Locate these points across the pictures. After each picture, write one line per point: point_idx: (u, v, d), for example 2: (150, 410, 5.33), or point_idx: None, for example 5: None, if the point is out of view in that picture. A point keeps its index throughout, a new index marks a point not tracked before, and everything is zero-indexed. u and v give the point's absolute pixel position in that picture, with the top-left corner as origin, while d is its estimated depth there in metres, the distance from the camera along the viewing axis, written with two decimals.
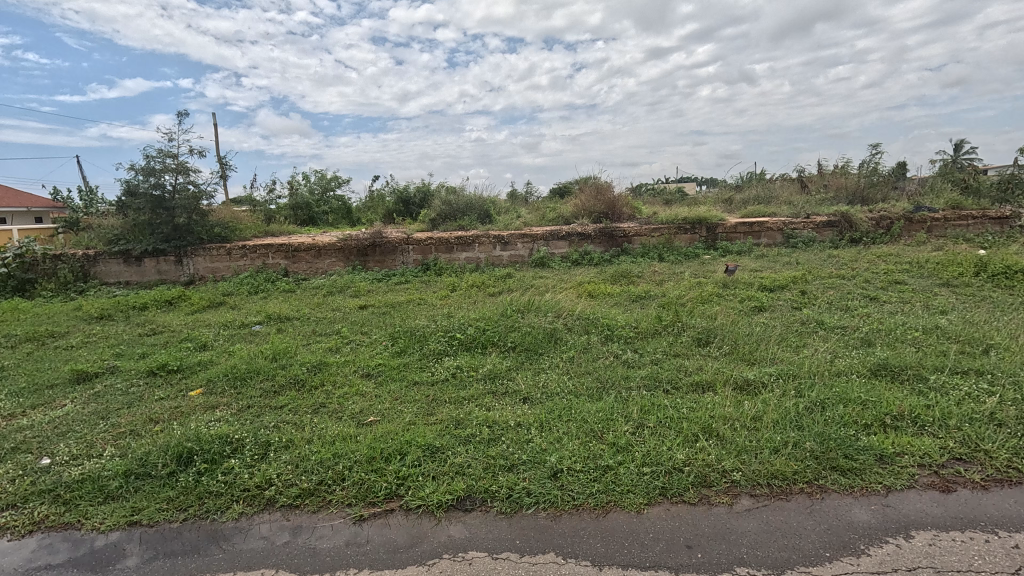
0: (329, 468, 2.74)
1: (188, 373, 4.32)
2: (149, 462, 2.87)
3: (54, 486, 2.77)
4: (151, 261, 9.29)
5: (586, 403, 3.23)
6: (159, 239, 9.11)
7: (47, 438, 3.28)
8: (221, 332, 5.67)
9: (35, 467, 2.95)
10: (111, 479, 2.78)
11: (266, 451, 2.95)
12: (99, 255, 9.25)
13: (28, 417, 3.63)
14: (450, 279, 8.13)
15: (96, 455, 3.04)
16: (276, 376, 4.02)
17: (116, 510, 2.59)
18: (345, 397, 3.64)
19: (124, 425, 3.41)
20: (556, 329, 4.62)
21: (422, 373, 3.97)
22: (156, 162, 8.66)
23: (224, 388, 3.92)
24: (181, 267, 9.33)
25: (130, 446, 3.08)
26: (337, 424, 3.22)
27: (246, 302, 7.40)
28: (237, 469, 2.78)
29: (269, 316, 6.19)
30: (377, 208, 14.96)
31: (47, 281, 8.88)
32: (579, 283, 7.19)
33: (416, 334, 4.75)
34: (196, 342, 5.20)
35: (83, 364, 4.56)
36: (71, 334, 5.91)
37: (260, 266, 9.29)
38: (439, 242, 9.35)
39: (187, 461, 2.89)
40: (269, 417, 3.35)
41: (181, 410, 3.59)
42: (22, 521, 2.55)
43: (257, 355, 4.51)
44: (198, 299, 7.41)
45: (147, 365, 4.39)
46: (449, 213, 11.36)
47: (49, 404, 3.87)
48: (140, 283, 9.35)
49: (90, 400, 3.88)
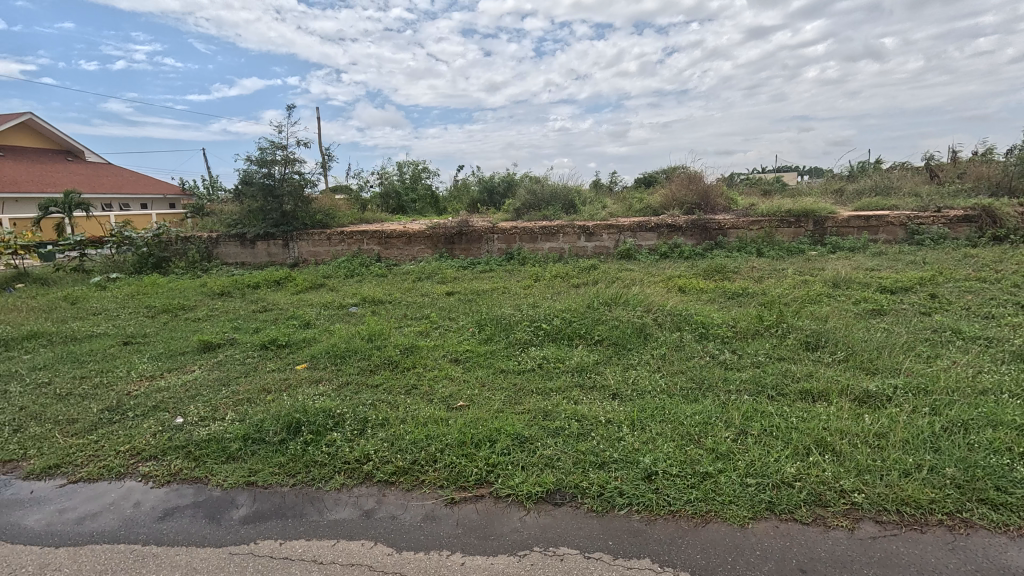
0: (422, 449, 2.83)
1: (294, 348, 4.69)
2: (263, 428, 3.14)
3: (186, 443, 3.11)
4: (263, 244, 10.20)
5: (681, 404, 3.06)
6: (271, 224, 9.97)
7: (180, 399, 3.71)
8: (322, 311, 6.09)
9: (172, 424, 3.35)
10: (232, 441, 3.08)
11: (364, 426, 3.12)
12: (221, 238, 10.34)
13: (166, 379, 4.14)
14: (534, 268, 8.13)
15: (219, 418, 3.38)
16: (372, 356, 4.25)
17: (234, 471, 2.84)
18: (435, 379, 3.76)
19: (242, 392, 3.76)
20: (647, 324, 4.44)
21: (509, 361, 3.99)
22: (268, 154, 9.53)
23: (326, 364, 4.20)
24: (288, 251, 10.15)
25: (248, 413, 3.39)
26: (428, 406, 3.33)
27: (344, 284, 7.90)
28: (338, 442, 2.96)
29: (365, 299, 6.54)
30: (462, 197, 15.36)
31: (179, 260, 10.09)
32: (669, 277, 6.86)
33: (502, 322, 4.79)
34: (302, 320, 5.64)
35: (209, 335, 5.12)
36: (199, 308, 6.64)
37: (356, 251, 9.84)
38: (524, 231, 9.36)
39: (295, 430, 3.12)
40: (366, 395, 3.54)
41: (289, 382, 3.90)
42: (162, 472, 2.89)
43: (355, 335, 4.78)
44: (302, 280, 8.01)
45: (260, 339, 4.83)
46: (533, 202, 11.36)
47: (181, 368, 4.39)
48: (254, 264, 10.31)
49: (213, 367, 4.34)
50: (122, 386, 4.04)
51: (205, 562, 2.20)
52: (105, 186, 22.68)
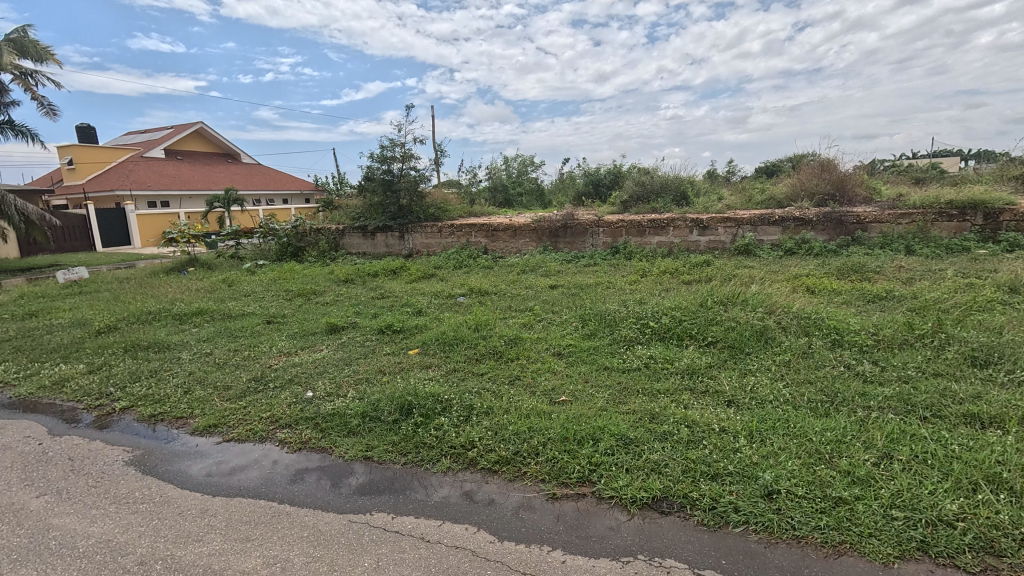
0: (524, 440, 2.85)
1: (407, 334, 5.00)
2: (380, 408, 3.38)
3: (315, 415, 3.46)
4: (382, 236, 10.99)
5: (808, 418, 2.75)
6: (389, 217, 10.73)
7: (311, 374, 4.13)
8: (432, 300, 6.42)
9: (304, 397, 3.74)
10: (353, 417, 3.35)
11: (469, 413, 3.22)
12: (346, 230, 11.33)
13: (300, 355, 4.64)
14: (641, 263, 7.84)
15: (342, 394, 3.71)
16: (478, 345, 4.37)
17: (354, 445, 3.09)
18: (538, 372, 3.77)
19: (362, 372, 4.08)
20: (768, 327, 4.06)
21: (613, 359, 3.88)
22: (389, 151, 10.32)
23: (436, 350, 4.41)
24: (403, 243, 10.83)
25: (366, 392, 3.67)
26: (531, 398, 3.35)
27: (452, 275, 8.25)
28: (446, 427, 3.09)
29: (472, 289, 6.77)
30: (568, 190, 15.27)
31: (312, 249, 11.29)
32: (795, 276, 6.22)
33: (607, 317, 4.68)
34: (414, 308, 5.99)
35: (335, 318, 5.65)
36: (327, 293, 7.34)
37: (465, 243, 10.22)
38: (631, 224, 9.06)
39: (407, 412, 3.32)
40: (472, 383, 3.66)
41: (402, 366, 4.15)
42: (295, 439, 3.23)
43: (462, 325, 4.97)
44: (415, 270, 8.51)
45: (377, 324, 5.21)
46: (642, 194, 10.94)
47: (312, 346, 4.89)
48: (373, 254, 11.15)
49: (338, 347, 4.78)
50: (265, 359, 4.61)
51: (328, 525, 2.42)
52: (256, 184, 25.98)
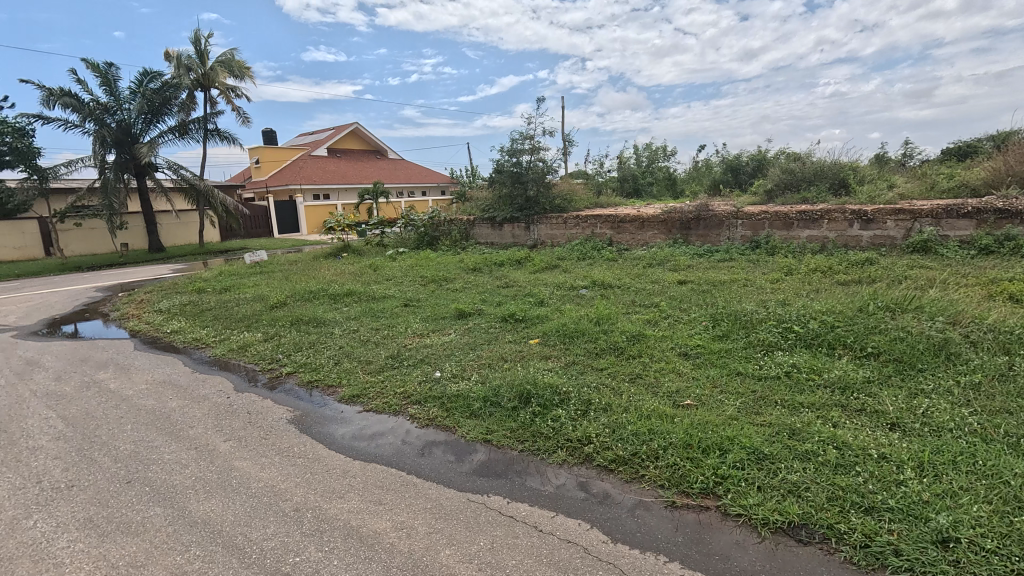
0: (643, 442, 2.75)
1: (529, 323, 5.10)
2: (500, 394, 3.51)
3: (441, 395, 3.69)
4: (509, 226, 11.31)
5: (1005, 456, 2.25)
6: (516, 208, 11.03)
7: (440, 356, 4.42)
8: (555, 291, 6.47)
9: (433, 377, 4.02)
10: (475, 400, 3.52)
11: (587, 408, 3.20)
12: (476, 221, 11.89)
13: (431, 338, 4.99)
14: (786, 259, 7.06)
15: (467, 377, 3.92)
16: (599, 339, 4.30)
17: (475, 427, 3.24)
18: (661, 372, 3.60)
19: (486, 358, 4.26)
20: (951, 340, 3.39)
21: (748, 364, 3.54)
22: (518, 144, 10.72)
23: (556, 342, 4.44)
24: (529, 233, 11.03)
25: (488, 377, 3.83)
26: (653, 398, 3.21)
27: (576, 266, 8.20)
28: (563, 419, 3.10)
29: (595, 282, 6.67)
30: (703, 179, 14.29)
31: (445, 238, 12.07)
32: (992, 281, 5.12)
33: (742, 319, 4.30)
34: (537, 298, 6.09)
35: (463, 304, 5.97)
36: (457, 280, 7.78)
37: (589, 235, 10.09)
38: (776, 216, 8.18)
39: (526, 401, 3.40)
40: (591, 377, 3.62)
41: (523, 354, 4.25)
42: (423, 415, 3.49)
43: (584, 317, 4.94)
44: (539, 261, 8.63)
45: (501, 313, 5.39)
46: (791, 183, 9.82)
47: (442, 329, 5.23)
48: (500, 244, 11.53)
49: (465, 332, 5.04)
50: (401, 339, 5.04)
51: (449, 501, 2.57)
52: (400, 178, 28.40)
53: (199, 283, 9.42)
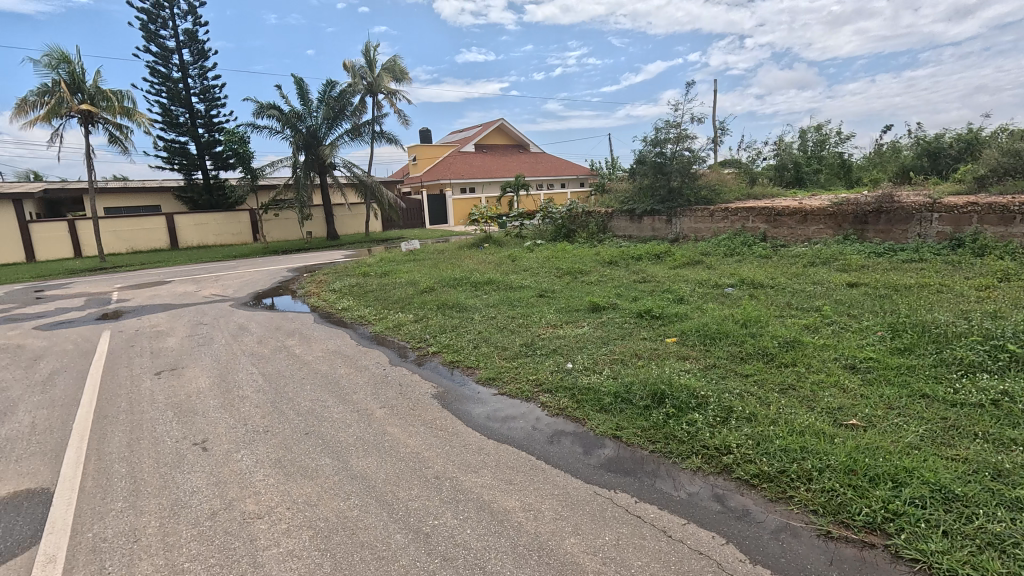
0: (793, 460, 2.50)
1: (666, 321, 4.89)
2: (632, 391, 3.45)
3: (572, 386, 3.74)
4: (649, 219, 10.92)
5: None
6: (658, 200, 10.60)
7: (572, 348, 4.47)
8: (697, 289, 6.10)
9: (564, 367, 4.09)
10: (606, 395, 3.50)
11: (728, 416, 3.00)
12: (615, 213, 11.69)
13: (564, 329, 5.06)
14: (1001, 262, 5.75)
15: (598, 371, 3.91)
16: (745, 343, 3.97)
17: (604, 421, 3.23)
18: (820, 384, 3.20)
19: (619, 353, 4.20)
20: None
21: (938, 385, 2.98)
22: (663, 133, 10.26)
23: (695, 342, 4.20)
24: (670, 227, 10.50)
25: (621, 372, 3.78)
26: (807, 413, 2.88)
27: (722, 263, 7.61)
28: (699, 425, 2.95)
29: (743, 281, 6.14)
30: (887, 166, 12.22)
31: (582, 231, 12.08)
32: None
33: (932, 332, 3.63)
34: (676, 295, 5.80)
35: (597, 298, 5.94)
36: (592, 273, 7.74)
37: (739, 229, 9.27)
38: (988, 209, 6.66)
39: (660, 401, 3.30)
40: (734, 383, 3.37)
41: (658, 352, 4.10)
42: (554, 404, 3.56)
43: (728, 318, 4.59)
44: (680, 256, 8.19)
45: (637, 308, 5.25)
46: (1014, 167, 7.93)
47: (575, 322, 5.27)
48: (638, 238, 11.18)
49: (598, 326, 5.02)
50: (536, 328, 5.19)
51: (576, 491, 2.60)
52: (540, 171, 29.01)
53: (364, 267, 10.72)
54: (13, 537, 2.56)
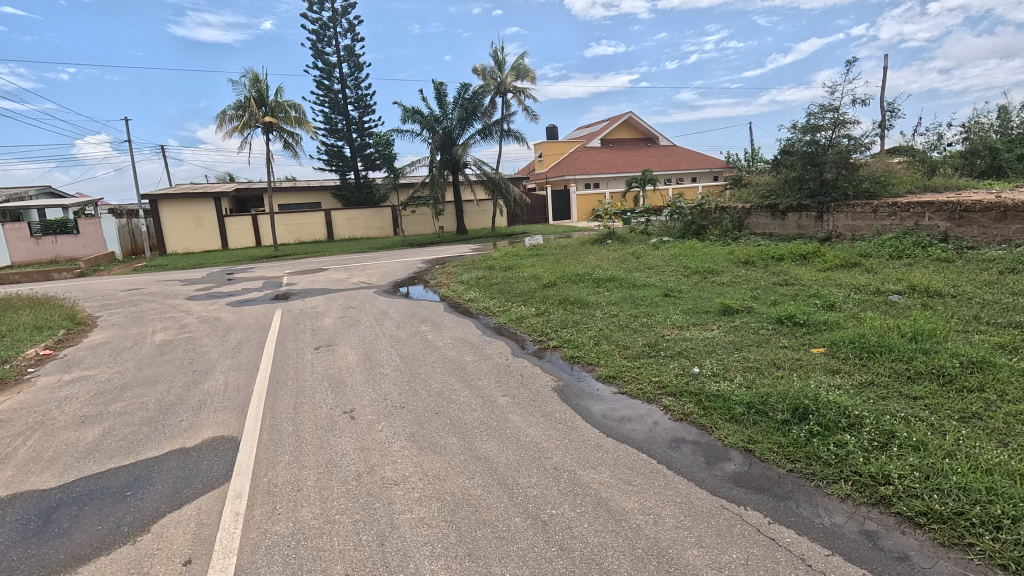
0: (977, 503, 2.14)
1: (812, 329, 4.40)
2: (769, 403, 3.18)
3: (699, 392, 3.54)
4: (794, 216, 9.87)
5: None
6: (806, 195, 9.55)
7: (700, 351, 4.24)
8: (852, 294, 5.38)
9: (691, 371, 3.89)
10: (738, 404, 3.26)
11: (888, 442, 2.64)
12: (753, 209, 10.77)
13: (691, 331, 4.81)
14: None
15: (729, 378, 3.65)
16: (914, 360, 3.43)
17: (734, 432, 3.02)
18: (1018, 417, 2.67)
19: (753, 360, 3.88)
20: None
21: None
22: (817, 119, 9.17)
23: (847, 354, 3.73)
24: (821, 224, 9.37)
25: (756, 382, 3.49)
26: (998, 449, 2.43)
27: (886, 266, 6.62)
28: (851, 447, 2.63)
29: (913, 288, 5.29)
30: None
31: (715, 228, 11.33)
32: None
33: None
34: (826, 301, 5.18)
35: (730, 300, 5.55)
36: (725, 273, 7.22)
37: (912, 228, 7.91)
38: None
39: (802, 417, 3.00)
40: (898, 405, 2.94)
41: (802, 363, 3.70)
42: (678, 409, 3.41)
43: (892, 330, 3.99)
44: (832, 257, 7.28)
45: (777, 313, 4.80)
46: None
47: (704, 324, 4.97)
48: (781, 236, 10.15)
49: (730, 330, 4.68)
50: (660, 329, 5.00)
51: (701, 501, 2.47)
52: (669, 165, 27.69)
53: (490, 261, 11.20)
54: (212, 473, 3.15)
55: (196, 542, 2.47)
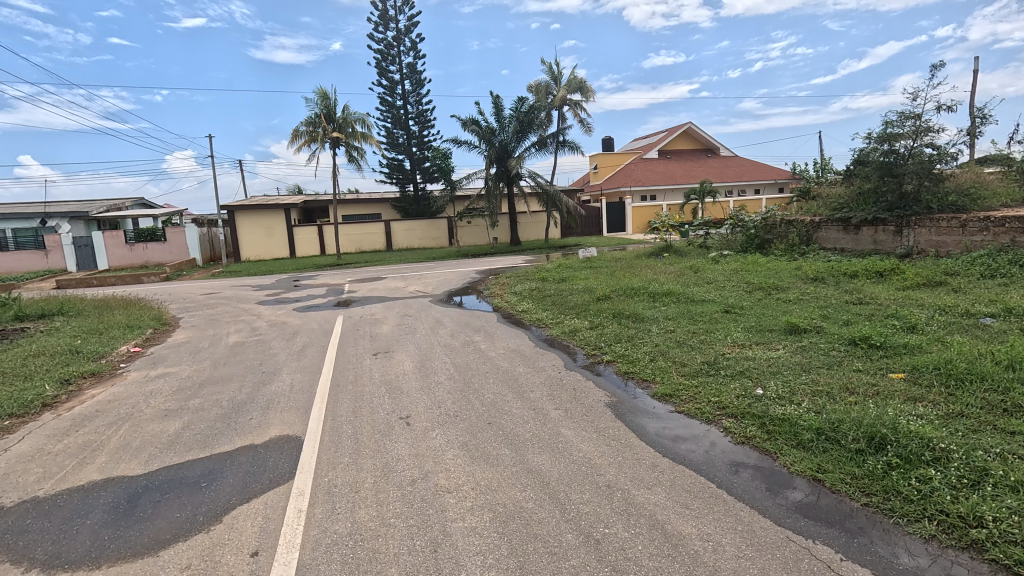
0: None
1: (890, 353, 4.09)
2: (841, 430, 2.98)
3: (762, 415, 3.38)
4: (869, 230, 9.28)
5: None
6: (883, 208, 8.98)
7: (763, 372, 4.04)
8: (936, 316, 4.98)
9: (753, 393, 3.71)
10: (805, 430, 3.08)
11: (980, 480, 2.40)
12: (823, 222, 10.23)
13: (754, 350, 4.60)
14: None
15: (796, 402, 3.45)
16: (1010, 391, 3.12)
17: (802, 459, 2.86)
18: None
19: (823, 384, 3.65)
20: None
21: None
22: (896, 127, 8.62)
23: (931, 382, 3.44)
24: (899, 239, 8.75)
25: (826, 407, 3.29)
26: None
27: (975, 286, 6.07)
28: (937, 484, 2.42)
29: (1008, 311, 4.83)
30: None
31: (780, 242, 10.83)
32: None
33: None
34: (906, 322, 4.81)
35: (797, 318, 5.27)
36: (791, 290, 6.89)
37: (1006, 244, 7.25)
38: None
39: (879, 447, 2.80)
40: (991, 439, 2.68)
41: (878, 389, 3.45)
42: (739, 432, 3.26)
43: (984, 356, 3.65)
44: (913, 274, 6.77)
45: (850, 334, 4.51)
46: None
47: (768, 343, 4.74)
48: (853, 251, 9.55)
49: (797, 350, 4.44)
50: (719, 346, 4.82)
51: (764, 531, 2.35)
52: (731, 176, 26.77)
53: (544, 272, 11.22)
54: (278, 470, 3.32)
55: (263, 535, 2.61)
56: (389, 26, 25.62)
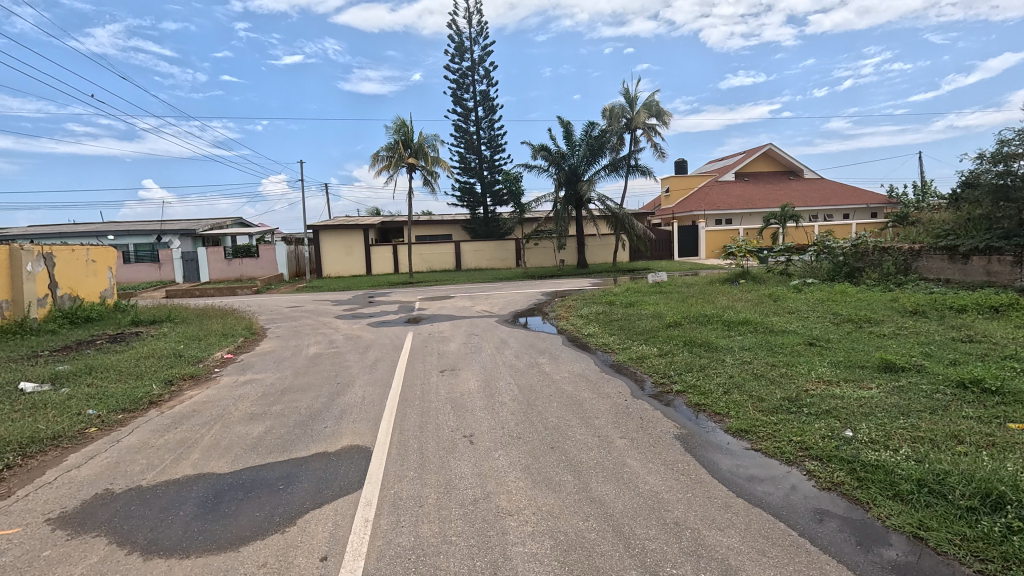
0: None
1: (1009, 400, 3.61)
2: (947, 483, 2.67)
3: (852, 459, 3.09)
4: (980, 260, 8.36)
5: None
6: (998, 235, 8.08)
7: (853, 413, 3.69)
8: None
9: (841, 435, 3.40)
10: (904, 480, 2.78)
11: None
12: (924, 250, 9.40)
13: (842, 388, 4.23)
14: None
15: (893, 448, 3.13)
16: None
17: (900, 512, 2.58)
18: None
19: (925, 430, 3.28)
20: None
21: None
22: (1012, 146, 7.77)
23: None
24: (1019, 270, 7.75)
25: (928, 456, 2.95)
26: None
27: None
28: None
29: None
30: None
31: (872, 270, 9.98)
32: None
33: None
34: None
35: (892, 355, 4.81)
36: (885, 323, 6.31)
37: None
38: None
39: (996, 506, 2.47)
40: None
41: (994, 441, 3.05)
42: (824, 476, 3.00)
43: None
44: None
45: (957, 376, 4.04)
46: None
47: (859, 381, 4.34)
48: (961, 283, 8.62)
49: (893, 391, 4.03)
50: (802, 382, 4.48)
51: None
52: (815, 200, 25.18)
53: (611, 296, 11.04)
54: (348, 478, 3.46)
55: (332, 540, 2.71)
56: (464, 56, 26.84)
